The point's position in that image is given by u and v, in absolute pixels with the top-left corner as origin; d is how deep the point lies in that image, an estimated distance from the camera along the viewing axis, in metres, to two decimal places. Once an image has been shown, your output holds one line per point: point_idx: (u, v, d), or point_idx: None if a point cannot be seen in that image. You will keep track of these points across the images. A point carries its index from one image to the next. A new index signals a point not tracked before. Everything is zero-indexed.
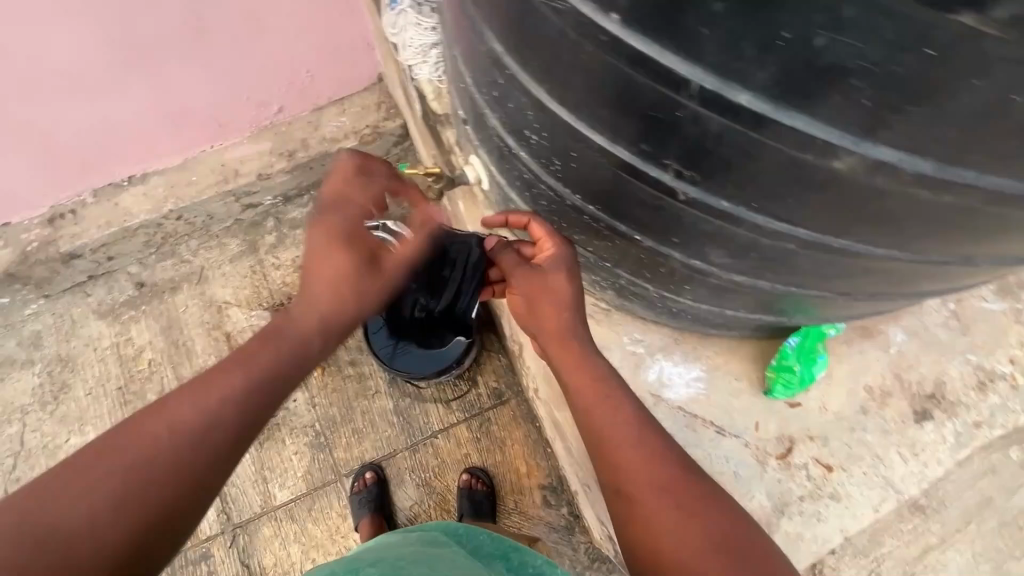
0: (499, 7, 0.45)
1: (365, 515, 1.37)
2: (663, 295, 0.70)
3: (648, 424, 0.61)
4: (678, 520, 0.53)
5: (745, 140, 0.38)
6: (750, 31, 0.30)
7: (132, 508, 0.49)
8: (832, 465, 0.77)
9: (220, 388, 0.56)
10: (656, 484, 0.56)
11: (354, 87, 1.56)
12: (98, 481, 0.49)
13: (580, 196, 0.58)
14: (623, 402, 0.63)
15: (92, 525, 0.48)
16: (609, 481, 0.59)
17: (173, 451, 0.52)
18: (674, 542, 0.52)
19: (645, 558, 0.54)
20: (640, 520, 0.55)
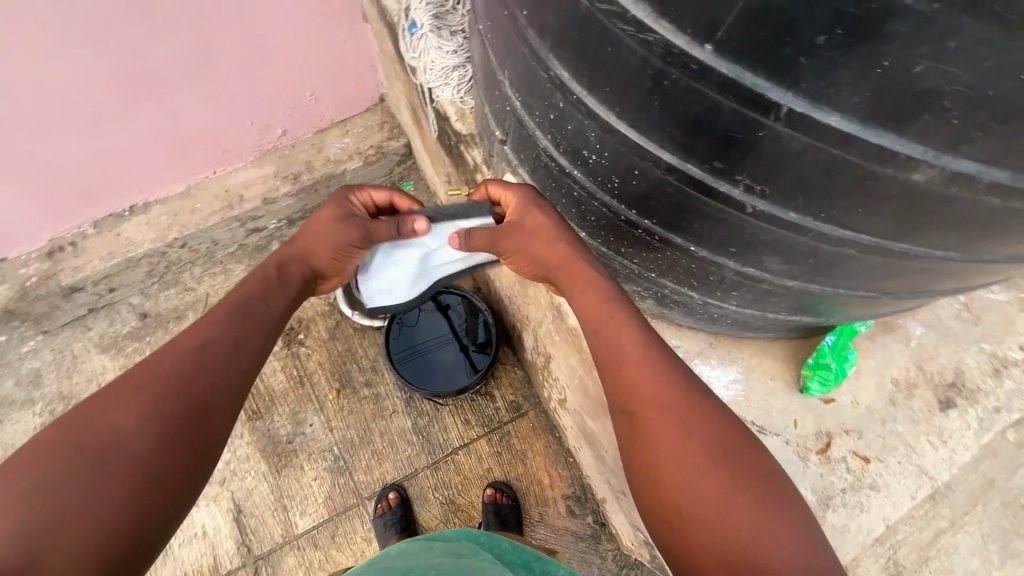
0: (570, 37, 0.47)
1: (391, 539, 1.36)
2: (706, 301, 0.72)
3: (670, 359, 0.60)
4: (681, 440, 0.54)
5: (826, 158, 0.40)
6: (850, 60, 0.33)
7: (158, 417, 0.53)
8: (869, 456, 0.81)
9: (201, 320, 0.61)
10: (665, 407, 0.57)
11: (359, 106, 1.55)
12: (111, 405, 0.52)
13: (636, 211, 0.60)
14: (634, 330, 0.63)
15: (118, 438, 0.51)
16: (620, 398, 0.60)
17: (174, 366, 0.56)
18: (669, 457, 0.54)
19: (640, 467, 0.56)
20: (650, 445, 0.56)
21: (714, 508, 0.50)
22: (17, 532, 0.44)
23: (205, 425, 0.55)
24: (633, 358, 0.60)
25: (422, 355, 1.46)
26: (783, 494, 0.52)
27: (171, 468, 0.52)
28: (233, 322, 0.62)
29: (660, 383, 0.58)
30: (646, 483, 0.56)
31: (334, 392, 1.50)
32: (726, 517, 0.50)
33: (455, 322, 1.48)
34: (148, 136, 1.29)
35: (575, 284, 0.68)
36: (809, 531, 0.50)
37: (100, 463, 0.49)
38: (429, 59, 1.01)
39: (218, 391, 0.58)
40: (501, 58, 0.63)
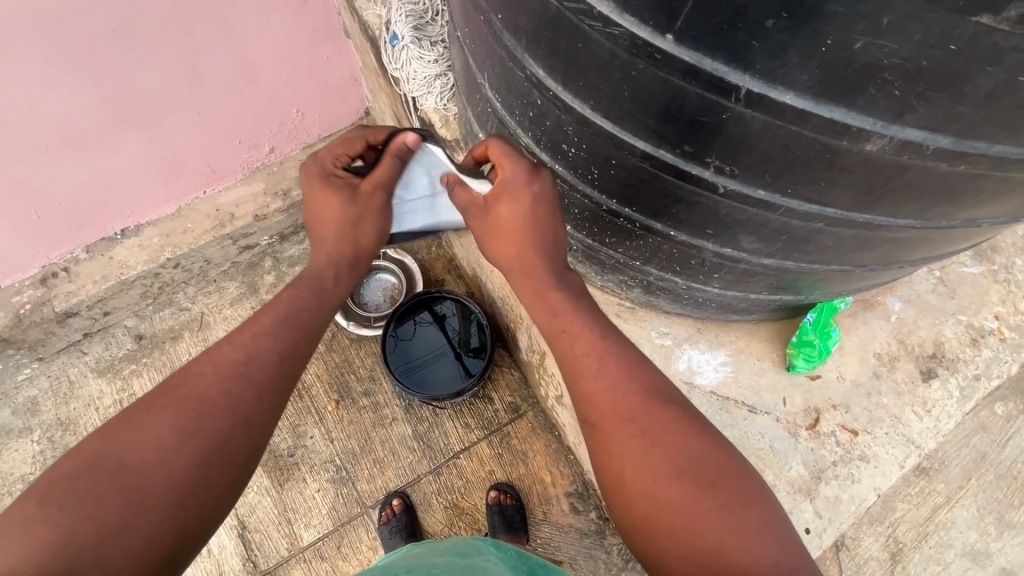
0: (542, 35, 0.50)
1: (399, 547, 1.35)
2: (689, 285, 0.75)
3: (629, 362, 0.63)
4: (643, 449, 0.57)
5: (785, 134, 0.43)
6: (798, 41, 0.36)
7: (198, 437, 0.55)
8: (857, 429, 0.83)
9: (251, 331, 0.63)
10: (623, 416, 0.60)
11: (346, 120, 1.58)
12: (155, 420, 0.55)
13: (616, 199, 0.63)
14: (590, 336, 0.65)
15: (160, 454, 0.53)
16: (584, 410, 0.63)
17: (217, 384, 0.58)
18: (635, 468, 0.57)
19: (610, 478, 0.59)
20: (617, 456, 0.58)
21: (682, 512, 0.53)
22: (56, 541, 0.46)
23: (247, 445, 0.58)
24: (589, 369, 0.63)
25: (422, 368, 1.46)
26: (750, 493, 0.54)
27: (211, 482, 0.54)
28: (276, 336, 0.63)
29: (620, 397, 0.61)
30: (617, 496, 0.59)
31: (333, 403, 1.51)
32: (695, 525, 0.52)
33: (449, 332, 1.49)
34: (138, 160, 1.31)
35: (529, 292, 0.69)
36: (774, 523, 0.52)
37: (140, 477, 0.51)
38: (411, 69, 1.04)
39: (259, 410, 0.59)
40: (480, 61, 0.66)
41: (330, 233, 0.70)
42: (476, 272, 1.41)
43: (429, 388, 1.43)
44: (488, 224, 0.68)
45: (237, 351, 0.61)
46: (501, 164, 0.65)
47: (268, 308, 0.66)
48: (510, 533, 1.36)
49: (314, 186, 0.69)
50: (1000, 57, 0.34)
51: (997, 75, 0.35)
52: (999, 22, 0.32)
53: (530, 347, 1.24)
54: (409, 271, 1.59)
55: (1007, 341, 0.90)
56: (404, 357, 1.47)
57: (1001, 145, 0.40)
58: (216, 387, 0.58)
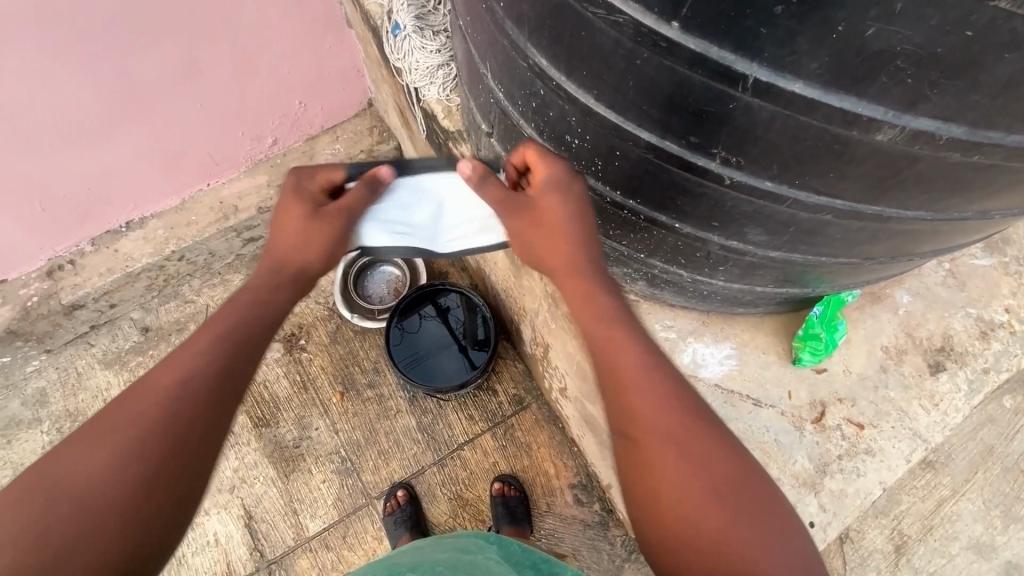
0: (545, 23, 0.49)
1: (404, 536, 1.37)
2: (695, 278, 0.74)
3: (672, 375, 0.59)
4: (685, 471, 0.54)
5: (793, 124, 0.42)
6: (807, 28, 0.35)
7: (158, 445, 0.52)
8: (863, 423, 0.83)
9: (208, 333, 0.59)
10: (665, 432, 0.56)
11: (349, 111, 1.57)
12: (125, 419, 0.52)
13: (620, 191, 0.62)
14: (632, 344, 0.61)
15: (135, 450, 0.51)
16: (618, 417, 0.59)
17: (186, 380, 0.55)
18: (672, 487, 0.54)
19: (641, 492, 0.56)
20: (654, 473, 0.55)
21: (718, 539, 0.51)
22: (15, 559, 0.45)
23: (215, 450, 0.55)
24: (629, 378, 0.59)
25: (426, 361, 1.46)
26: (783, 519, 0.53)
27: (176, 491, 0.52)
28: (244, 325, 0.62)
29: (662, 411, 0.57)
30: (645, 511, 0.56)
31: (338, 394, 1.52)
32: (730, 553, 0.51)
33: (453, 324, 1.49)
34: (141, 152, 1.31)
35: (569, 291, 0.65)
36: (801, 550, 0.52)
37: (95, 490, 0.49)
38: (414, 59, 1.03)
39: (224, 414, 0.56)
40: (482, 51, 0.65)
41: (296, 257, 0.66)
42: (480, 265, 1.40)
43: (434, 380, 1.44)
44: (530, 225, 0.65)
45: (197, 352, 0.57)
46: (542, 169, 0.62)
47: (229, 309, 0.63)
48: (514, 523, 1.37)
49: (290, 209, 0.66)
50: (1018, 43, 0.33)
51: (1014, 62, 0.34)
52: (1017, 7, 0.31)
53: (534, 340, 1.24)
54: (413, 263, 1.59)
55: (1018, 334, 0.89)
56: (408, 351, 1.47)
57: (1016, 134, 0.39)
58: (176, 389, 0.54)
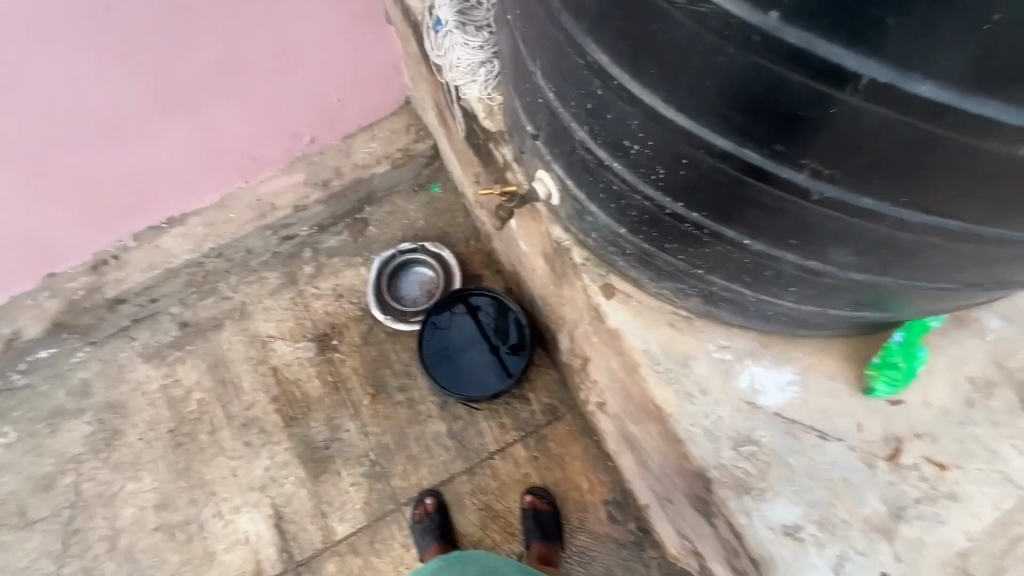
0: (610, 14, 0.44)
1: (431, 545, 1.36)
2: (759, 297, 0.67)
3: None
4: None
5: (911, 132, 0.36)
6: (950, 18, 0.29)
7: None
8: (945, 462, 0.74)
9: None
10: None
11: (387, 109, 1.52)
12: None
13: (683, 203, 0.56)
14: None
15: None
16: None
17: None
18: None
19: None
20: None
21: None
22: None
23: None
24: None
25: (455, 361, 1.43)
26: None
27: None
28: None
29: None
30: None
31: (369, 397, 1.50)
32: None
33: (482, 321, 1.44)
34: (182, 150, 1.30)
35: None
36: None
37: None
38: (454, 57, 0.98)
39: None
40: (532, 47, 0.60)
41: None
42: (516, 269, 1.35)
43: (462, 385, 1.41)
44: None
45: None
46: None
47: None
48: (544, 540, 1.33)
49: None
50: None
51: None
52: None
53: (572, 350, 1.18)
54: (447, 266, 1.55)
55: None
56: (438, 347, 1.44)
57: None
58: None
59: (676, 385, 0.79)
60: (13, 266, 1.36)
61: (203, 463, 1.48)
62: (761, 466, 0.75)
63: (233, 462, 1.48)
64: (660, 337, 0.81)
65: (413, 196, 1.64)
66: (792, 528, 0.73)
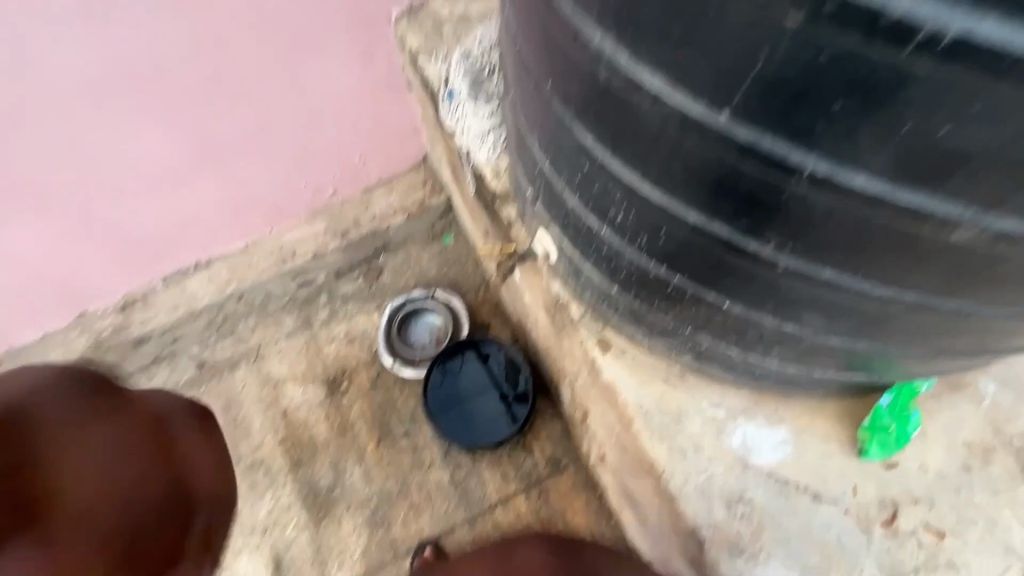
0: (592, 105, 0.49)
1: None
2: (746, 357, 0.69)
3: None
4: None
5: (855, 216, 0.40)
6: (870, 125, 0.33)
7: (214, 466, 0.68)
8: (943, 530, 0.73)
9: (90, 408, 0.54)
10: None
11: (404, 164, 1.61)
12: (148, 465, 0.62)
13: (666, 267, 0.60)
14: None
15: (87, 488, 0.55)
16: None
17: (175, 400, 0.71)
18: None
19: None
20: None
21: None
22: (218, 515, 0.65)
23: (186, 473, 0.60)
24: None
25: (461, 410, 1.44)
26: None
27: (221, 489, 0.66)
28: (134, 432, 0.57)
29: None
30: None
31: (374, 442, 1.52)
32: None
33: (489, 369, 1.46)
34: (214, 200, 1.39)
35: None
36: None
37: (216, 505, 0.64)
38: (466, 123, 1.07)
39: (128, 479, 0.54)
40: (530, 124, 0.66)
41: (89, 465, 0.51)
42: (522, 319, 1.39)
43: (467, 435, 1.42)
44: None
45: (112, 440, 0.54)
46: None
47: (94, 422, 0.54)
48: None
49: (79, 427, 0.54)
50: None
51: None
52: None
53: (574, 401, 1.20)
54: (456, 313, 1.61)
55: None
56: (447, 394, 1.45)
57: None
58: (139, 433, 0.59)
59: (669, 441, 0.80)
60: (48, 305, 1.44)
61: None
62: (754, 527, 0.75)
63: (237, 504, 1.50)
64: (654, 393, 0.83)
65: (427, 245, 1.70)
66: None
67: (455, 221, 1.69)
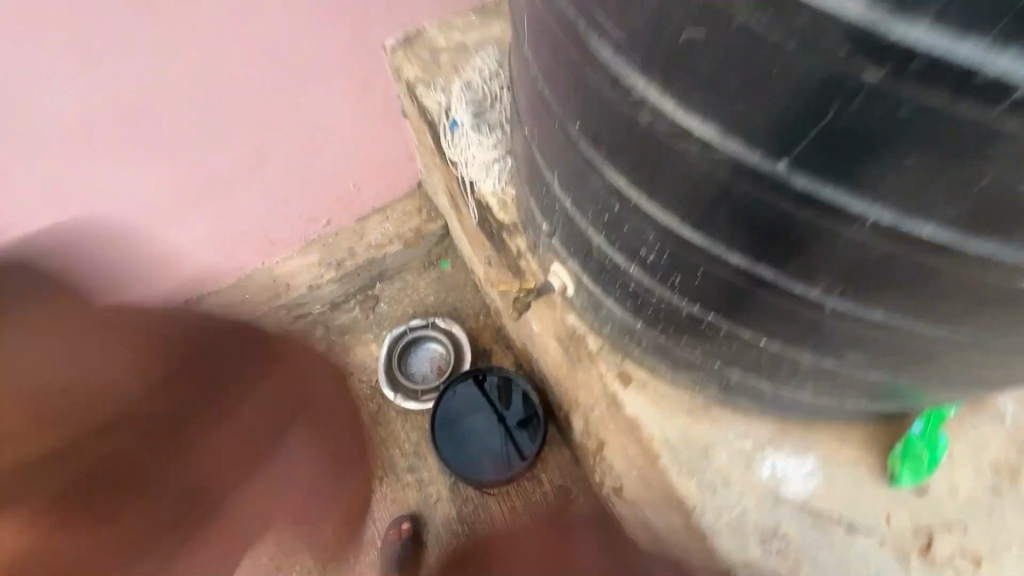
0: (628, 148, 0.48)
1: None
2: (777, 390, 0.68)
3: None
4: None
5: (917, 262, 0.39)
6: (944, 177, 0.32)
7: None
8: (980, 556, 0.72)
9: None
10: None
11: (399, 191, 1.55)
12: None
13: (700, 306, 0.59)
14: None
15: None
16: None
17: None
18: None
19: None
20: None
21: None
22: None
23: None
24: None
25: (462, 437, 1.39)
26: None
27: None
28: None
29: None
30: None
31: (377, 479, 1.49)
32: None
33: (492, 394, 1.41)
34: (205, 235, 1.32)
35: None
36: None
37: None
38: (470, 154, 1.07)
39: None
40: (551, 161, 0.65)
41: None
42: (527, 346, 1.37)
43: (469, 464, 1.38)
44: None
45: None
46: None
47: None
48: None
49: None
50: None
51: None
52: None
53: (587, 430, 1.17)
54: (457, 340, 1.56)
55: None
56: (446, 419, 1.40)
57: None
58: None
59: (698, 475, 0.78)
60: None
61: None
62: (791, 563, 0.74)
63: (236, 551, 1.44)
64: (678, 426, 0.81)
65: (424, 272, 1.68)
66: None
67: (452, 247, 1.67)
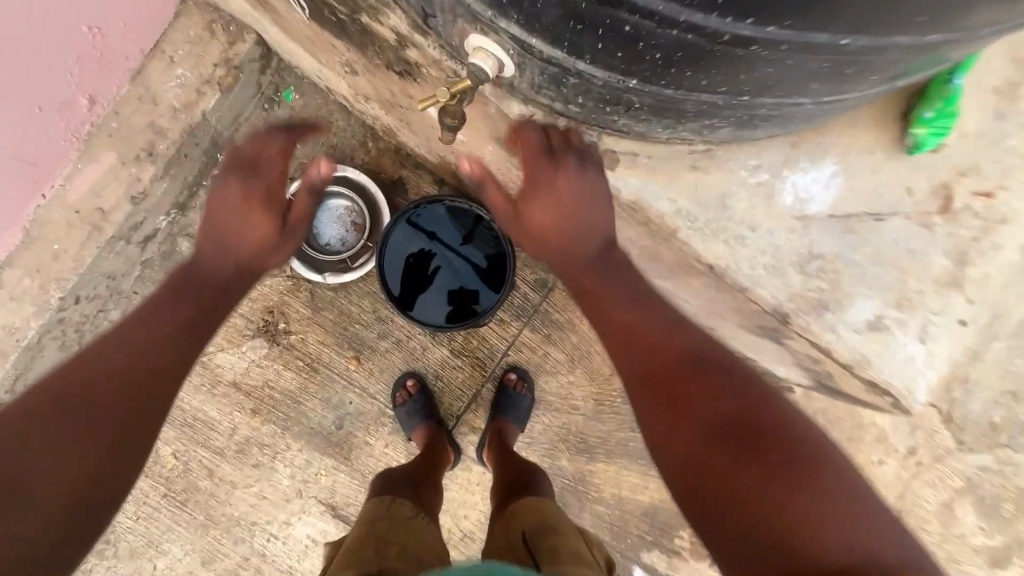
0: None
1: (418, 424, 1.30)
2: (818, 101, 0.53)
3: None
4: None
5: None
6: None
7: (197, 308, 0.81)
8: (992, 191, 0.73)
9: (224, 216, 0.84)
10: None
11: (161, 24, 1.14)
12: (149, 314, 0.78)
13: (749, 20, 0.38)
14: None
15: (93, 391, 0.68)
16: None
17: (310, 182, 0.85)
18: None
19: None
20: None
21: None
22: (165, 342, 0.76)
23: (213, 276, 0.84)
24: None
25: (418, 285, 1.26)
26: None
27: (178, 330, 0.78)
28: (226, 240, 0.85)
29: None
30: None
31: (353, 359, 1.35)
32: None
33: (430, 227, 1.25)
34: None
35: None
36: None
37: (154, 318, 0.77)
38: None
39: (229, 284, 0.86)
40: None
41: (234, 239, 0.85)
42: (446, 156, 1.13)
43: (433, 306, 1.26)
44: None
45: (221, 232, 0.85)
46: None
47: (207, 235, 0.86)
48: (501, 415, 1.32)
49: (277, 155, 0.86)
50: None
51: None
52: None
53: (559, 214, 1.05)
54: (358, 183, 1.26)
55: None
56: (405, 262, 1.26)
57: None
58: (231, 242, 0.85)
59: (724, 234, 0.74)
60: None
61: (222, 505, 1.34)
62: (832, 277, 0.73)
63: (253, 489, 1.34)
64: (688, 188, 0.75)
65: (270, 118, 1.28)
66: (874, 321, 0.74)
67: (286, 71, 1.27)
